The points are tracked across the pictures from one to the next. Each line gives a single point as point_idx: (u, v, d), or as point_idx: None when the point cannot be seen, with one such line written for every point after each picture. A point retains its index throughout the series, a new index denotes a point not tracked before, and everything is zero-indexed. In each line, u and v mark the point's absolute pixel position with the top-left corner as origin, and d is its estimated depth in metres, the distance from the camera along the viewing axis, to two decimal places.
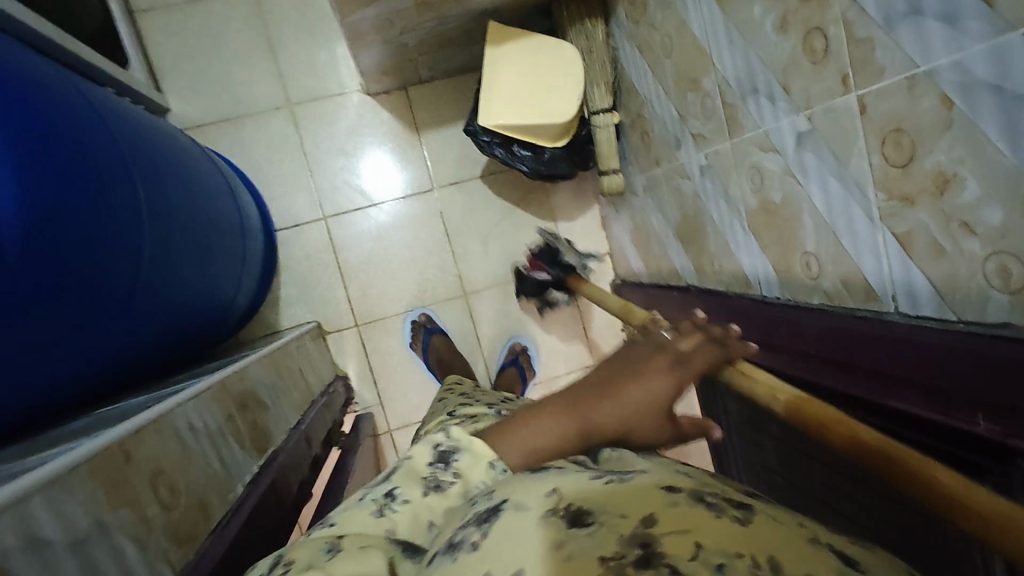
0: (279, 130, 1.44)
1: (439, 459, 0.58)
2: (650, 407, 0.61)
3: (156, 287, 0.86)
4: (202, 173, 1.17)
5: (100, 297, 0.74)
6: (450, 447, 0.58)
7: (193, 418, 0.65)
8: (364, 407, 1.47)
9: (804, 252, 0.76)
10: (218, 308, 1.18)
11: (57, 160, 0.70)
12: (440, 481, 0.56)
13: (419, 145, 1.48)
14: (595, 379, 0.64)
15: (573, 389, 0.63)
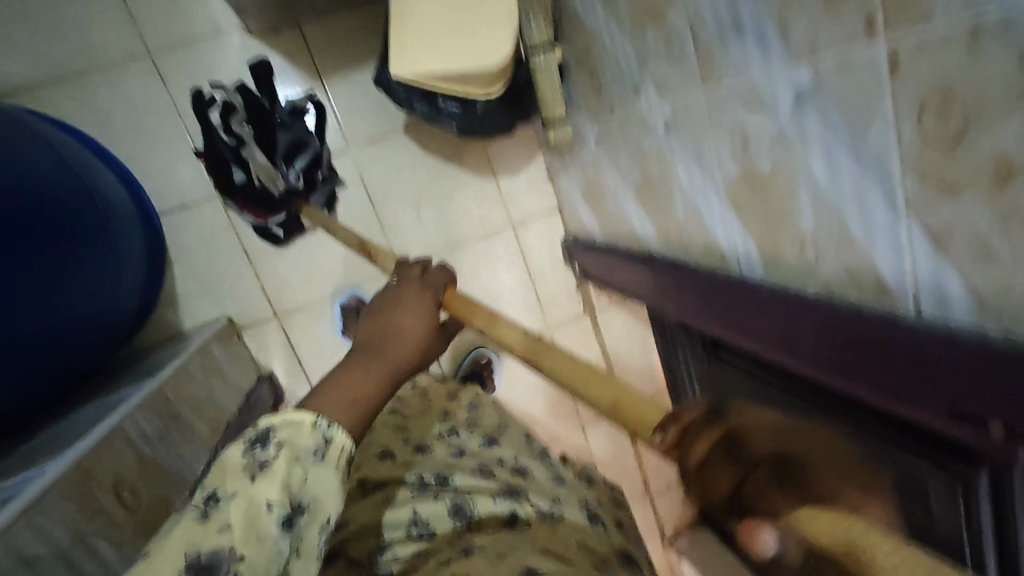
0: (141, 86, 1.14)
1: (255, 440, 0.47)
2: (426, 320, 0.67)
3: None
4: (29, 155, 0.91)
5: None
6: (262, 428, 0.48)
7: (32, 543, 0.48)
8: (298, 405, 1.31)
9: (797, 234, 0.64)
10: (87, 324, 0.97)
11: None
12: (262, 462, 0.46)
13: (325, 95, 1.23)
14: (365, 330, 0.64)
15: (358, 352, 0.60)
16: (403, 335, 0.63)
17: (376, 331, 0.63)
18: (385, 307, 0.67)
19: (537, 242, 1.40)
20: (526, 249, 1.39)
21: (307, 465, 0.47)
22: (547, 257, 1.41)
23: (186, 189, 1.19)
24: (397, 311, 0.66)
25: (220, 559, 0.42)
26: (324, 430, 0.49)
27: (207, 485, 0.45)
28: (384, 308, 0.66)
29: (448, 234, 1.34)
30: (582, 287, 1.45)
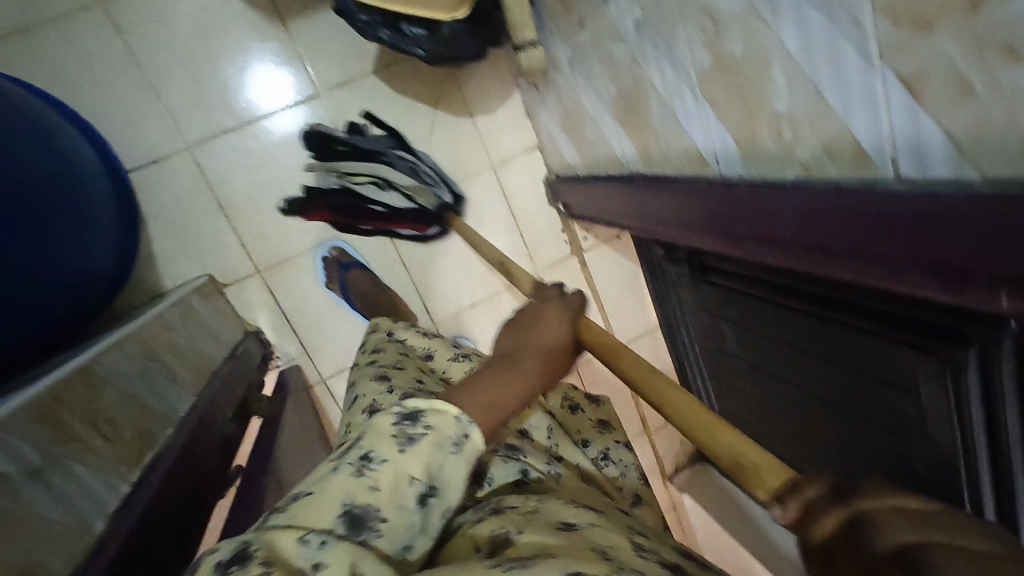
0: (96, 38, 1.10)
1: (405, 416, 0.55)
2: (561, 339, 0.71)
3: None
4: None
5: None
6: (411, 409, 0.55)
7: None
8: (287, 361, 1.30)
9: (773, 116, 0.62)
10: (54, 279, 0.94)
11: None
12: (409, 436, 0.53)
13: (289, 39, 1.19)
14: (506, 342, 0.69)
15: (506, 359, 0.66)
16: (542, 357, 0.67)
17: (513, 340, 0.69)
18: (528, 323, 0.71)
19: (518, 183, 1.37)
20: (507, 191, 1.37)
21: (445, 454, 0.54)
22: (529, 198, 1.39)
23: (153, 144, 1.16)
24: (537, 327, 0.71)
25: (364, 516, 0.49)
26: (465, 426, 0.56)
27: (363, 445, 0.53)
28: (527, 324, 0.71)
29: (426, 179, 1.32)
30: (568, 227, 1.43)
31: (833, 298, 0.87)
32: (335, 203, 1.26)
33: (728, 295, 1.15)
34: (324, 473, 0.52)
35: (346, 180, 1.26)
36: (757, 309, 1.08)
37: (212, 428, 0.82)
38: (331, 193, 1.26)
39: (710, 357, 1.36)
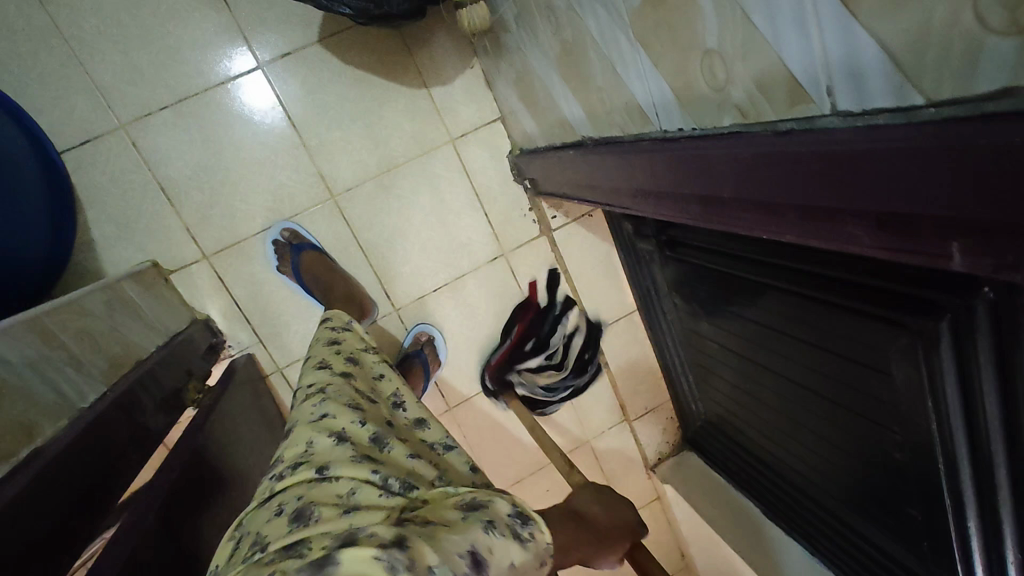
0: (21, 12, 1.05)
1: (518, 513, 0.59)
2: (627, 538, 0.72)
3: None
4: None
5: None
6: (522, 512, 0.59)
7: None
8: (240, 350, 1.24)
9: (704, 51, 0.54)
10: None
11: None
12: (518, 533, 0.57)
13: (225, 8, 1.12)
14: (593, 507, 0.71)
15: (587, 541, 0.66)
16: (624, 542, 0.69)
17: (597, 514, 0.70)
18: (613, 505, 0.72)
19: (481, 158, 1.30)
20: (469, 167, 1.29)
21: (532, 561, 0.57)
22: (493, 174, 1.31)
23: (86, 122, 1.11)
24: (620, 513, 0.71)
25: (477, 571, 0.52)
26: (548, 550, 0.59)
27: (483, 515, 0.57)
28: (606, 503, 0.72)
29: (381, 156, 1.24)
30: (536, 205, 1.35)
31: (797, 270, 0.78)
32: (523, 326, 1.40)
33: (697, 272, 1.06)
34: (443, 511, 0.57)
35: (541, 333, 1.41)
36: (725, 286, 0.99)
37: (123, 416, 0.77)
38: (535, 347, 1.42)
39: (688, 340, 1.27)
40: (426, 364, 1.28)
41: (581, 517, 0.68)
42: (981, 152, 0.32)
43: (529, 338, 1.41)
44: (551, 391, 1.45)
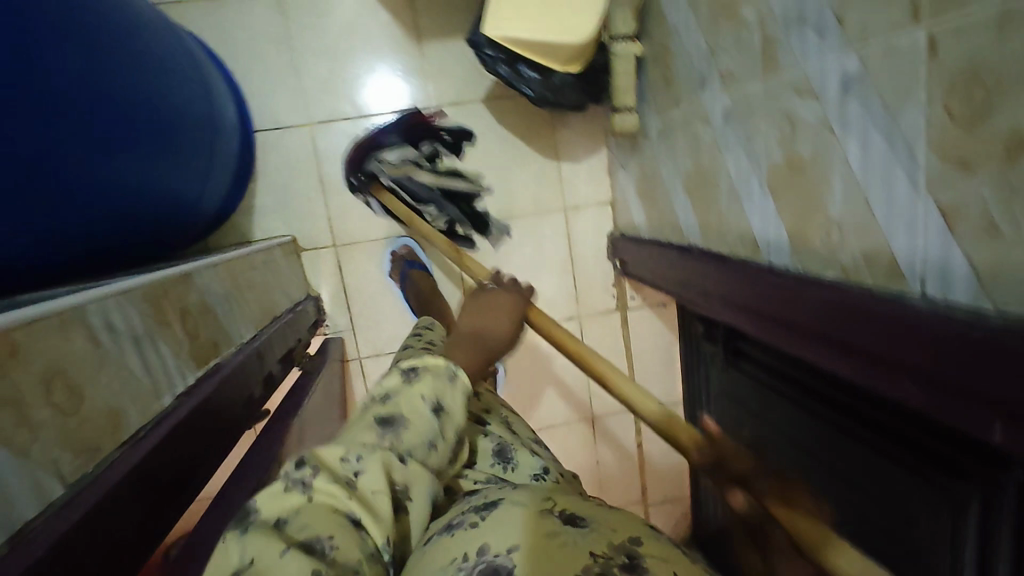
0: (267, 21, 1.30)
1: (409, 368, 0.66)
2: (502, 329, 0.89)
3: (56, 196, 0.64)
4: (175, 51, 1.00)
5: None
6: (408, 364, 0.66)
7: (114, 317, 0.58)
8: (334, 332, 1.41)
9: (825, 216, 0.68)
10: (188, 205, 1.07)
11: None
12: (411, 377, 0.64)
13: (419, 55, 1.35)
14: (478, 323, 0.89)
15: (472, 342, 0.81)
16: (508, 323, 0.91)
17: (473, 327, 0.87)
18: (484, 308, 0.94)
19: (584, 230, 1.46)
20: (572, 234, 1.46)
21: (444, 383, 0.66)
22: (590, 246, 1.47)
23: (276, 92, 1.33)
24: (502, 314, 0.94)
25: (392, 422, 0.60)
26: (452, 369, 0.68)
27: (382, 389, 0.63)
28: (485, 313, 0.92)
29: (502, 205, 1.43)
30: (619, 282, 1.50)
31: (846, 406, 0.88)
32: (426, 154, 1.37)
33: (752, 382, 1.17)
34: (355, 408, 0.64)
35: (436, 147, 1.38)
36: (774, 402, 1.09)
37: (263, 360, 0.93)
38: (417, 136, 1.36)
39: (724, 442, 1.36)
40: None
41: (474, 333, 0.85)
42: (1006, 334, 0.46)
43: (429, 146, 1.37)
44: (417, 202, 1.38)
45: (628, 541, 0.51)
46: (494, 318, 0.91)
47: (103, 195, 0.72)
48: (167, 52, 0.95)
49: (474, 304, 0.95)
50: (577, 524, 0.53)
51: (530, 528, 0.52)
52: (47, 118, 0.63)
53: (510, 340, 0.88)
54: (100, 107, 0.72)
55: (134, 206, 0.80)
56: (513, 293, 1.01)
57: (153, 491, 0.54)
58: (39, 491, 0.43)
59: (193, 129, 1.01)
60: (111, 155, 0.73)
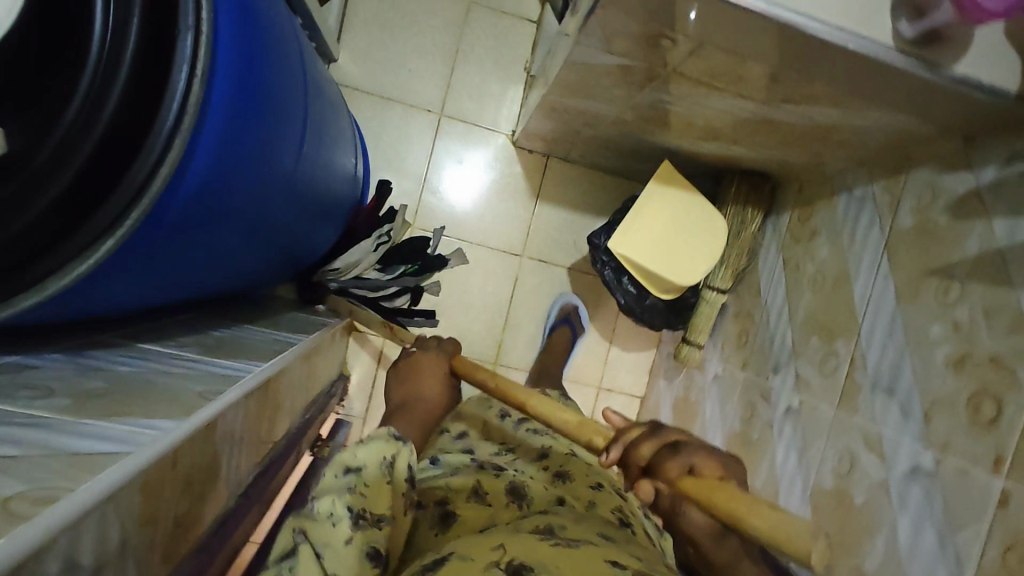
0: (418, 131, 1.41)
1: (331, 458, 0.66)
2: (434, 385, 1.01)
3: (199, 277, 0.74)
4: (341, 147, 1.11)
5: (161, 285, 0.67)
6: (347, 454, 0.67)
7: (232, 421, 0.61)
8: (346, 414, 1.41)
9: (858, 566, 0.74)
10: (285, 271, 1.12)
11: (222, 183, 0.63)
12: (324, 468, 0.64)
13: (531, 210, 1.46)
14: (405, 389, 0.99)
15: (407, 411, 0.94)
16: (432, 386, 1.00)
17: (410, 387, 0.99)
18: (411, 372, 1.02)
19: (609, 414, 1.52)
20: (597, 414, 1.51)
21: (353, 447, 0.64)
22: None
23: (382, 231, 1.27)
24: (420, 374, 1.01)
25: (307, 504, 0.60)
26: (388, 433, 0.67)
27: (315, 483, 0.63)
28: (418, 371, 1.02)
29: None
30: None
31: None
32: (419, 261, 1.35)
33: None
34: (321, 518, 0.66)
35: (401, 266, 1.31)
36: None
37: (294, 453, 0.94)
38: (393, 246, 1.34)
39: None
40: (572, 330, 1.42)
41: (398, 407, 0.95)
42: None
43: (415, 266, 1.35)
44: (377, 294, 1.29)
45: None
46: (420, 377, 1.00)
47: (257, 252, 0.87)
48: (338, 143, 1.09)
49: (395, 374, 1.03)
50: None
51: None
52: (242, 231, 0.75)
53: (437, 402, 0.99)
54: (274, 216, 0.84)
55: (266, 256, 0.93)
56: (434, 352, 1.06)
57: None
58: None
59: (329, 208, 1.11)
60: (254, 248, 0.85)
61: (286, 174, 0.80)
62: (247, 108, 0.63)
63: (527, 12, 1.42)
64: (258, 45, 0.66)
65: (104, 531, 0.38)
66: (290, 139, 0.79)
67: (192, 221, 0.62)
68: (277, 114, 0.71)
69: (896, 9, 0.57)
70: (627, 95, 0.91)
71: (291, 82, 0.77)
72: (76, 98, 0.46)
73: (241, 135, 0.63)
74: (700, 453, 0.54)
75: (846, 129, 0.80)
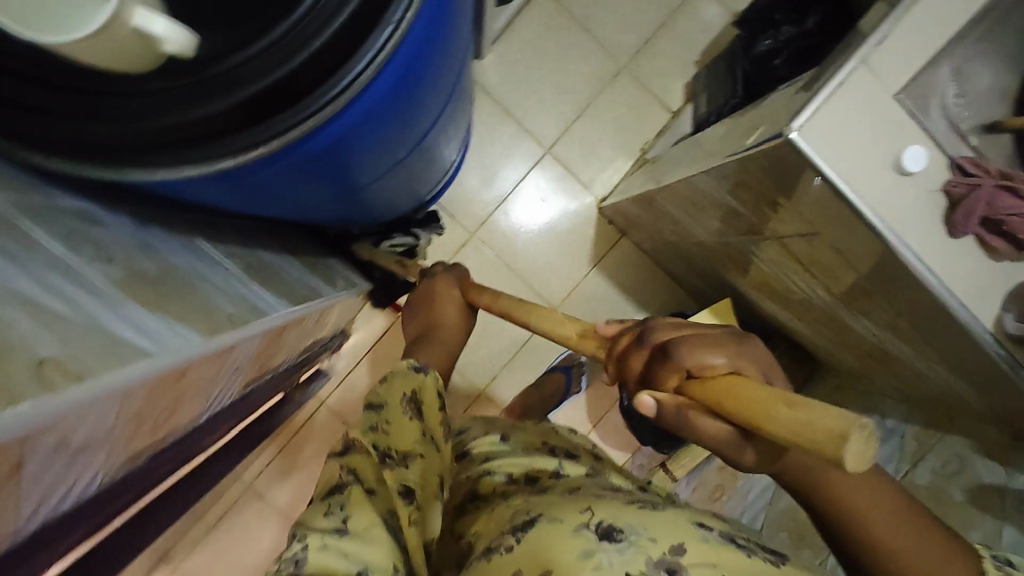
0: (521, 155, 1.44)
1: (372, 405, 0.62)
2: (455, 321, 0.82)
3: (293, 201, 0.77)
4: (455, 135, 1.13)
5: (259, 196, 0.70)
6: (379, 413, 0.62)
7: (240, 351, 0.63)
8: (329, 368, 1.42)
9: None
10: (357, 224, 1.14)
11: (362, 135, 0.65)
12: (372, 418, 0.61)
13: (585, 272, 1.46)
14: (421, 322, 0.83)
15: (417, 347, 0.77)
16: (456, 308, 0.84)
17: (413, 326, 0.83)
18: (426, 301, 0.85)
19: None
20: None
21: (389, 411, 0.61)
22: None
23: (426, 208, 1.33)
24: (436, 303, 0.84)
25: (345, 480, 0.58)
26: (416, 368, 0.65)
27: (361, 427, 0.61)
28: (424, 303, 0.85)
29: None
30: None
31: None
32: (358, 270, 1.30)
33: None
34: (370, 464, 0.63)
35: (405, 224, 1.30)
36: None
37: (272, 389, 0.95)
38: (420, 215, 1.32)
39: None
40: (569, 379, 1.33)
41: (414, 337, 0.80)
42: None
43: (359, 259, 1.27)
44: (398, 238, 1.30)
45: (671, 552, 0.45)
46: (438, 307, 0.83)
47: (348, 198, 0.89)
48: (455, 128, 1.10)
49: (408, 310, 0.87)
50: (613, 539, 0.46)
51: (559, 547, 0.47)
52: (350, 176, 0.77)
53: (466, 320, 0.84)
54: (379, 174, 0.86)
55: (351, 205, 0.96)
56: (438, 275, 0.89)
57: (125, 495, 0.56)
58: (87, 489, 0.46)
59: (415, 187, 1.13)
60: (347, 194, 0.87)
61: (412, 139, 0.82)
62: (408, 74, 0.62)
63: (668, 100, 1.45)
64: (449, 28, 0.67)
65: (102, 418, 0.40)
66: (427, 110, 0.78)
67: (321, 158, 0.65)
68: (430, 85, 0.71)
69: (1008, 300, 0.58)
70: (725, 230, 0.92)
71: (453, 61, 0.76)
72: (276, 30, 0.46)
73: (391, 97, 0.62)
74: (710, 347, 0.43)
75: (908, 366, 0.80)
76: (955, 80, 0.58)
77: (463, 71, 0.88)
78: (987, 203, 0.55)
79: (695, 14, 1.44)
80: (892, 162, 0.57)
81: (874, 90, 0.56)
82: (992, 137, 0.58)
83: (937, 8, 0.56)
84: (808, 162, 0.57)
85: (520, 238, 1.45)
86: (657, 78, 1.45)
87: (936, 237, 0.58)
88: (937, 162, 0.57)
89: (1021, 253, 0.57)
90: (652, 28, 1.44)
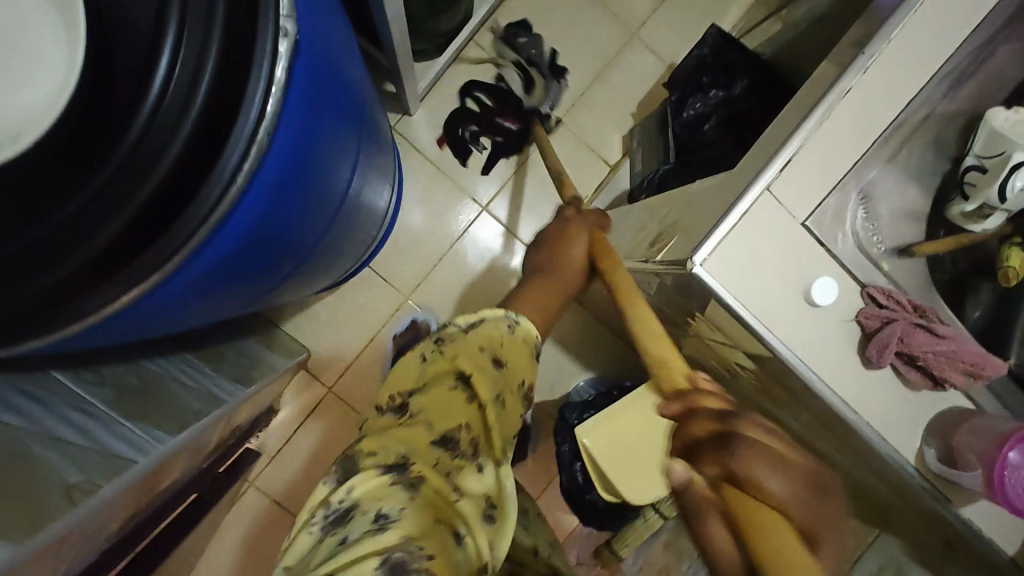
0: (457, 212, 1.38)
1: (468, 323, 0.58)
2: (573, 271, 0.72)
3: (198, 327, 0.67)
4: (377, 193, 1.04)
5: (150, 338, 0.60)
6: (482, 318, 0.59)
7: (90, 523, 0.55)
8: (257, 449, 1.32)
9: None
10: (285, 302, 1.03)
11: (255, 252, 0.56)
12: (467, 326, 0.58)
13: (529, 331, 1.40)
14: (542, 258, 0.73)
15: (549, 283, 0.70)
16: (576, 272, 0.72)
17: (537, 264, 0.73)
18: (555, 240, 0.74)
19: None
20: None
21: (494, 333, 0.58)
22: None
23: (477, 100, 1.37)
24: (565, 243, 0.74)
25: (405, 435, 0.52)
26: (512, 319, 0.61)
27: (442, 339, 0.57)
28: (552, 247, 0.73)
29: None
30: None
31: None
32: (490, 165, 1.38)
33: None
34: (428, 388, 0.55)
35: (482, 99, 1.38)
36: None
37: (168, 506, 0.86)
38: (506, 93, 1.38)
39: None
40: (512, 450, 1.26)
41: (537, 271, 0.72)
42: None
43: (512, 123, 1.37)
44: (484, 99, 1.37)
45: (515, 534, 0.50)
46: (559, 259, 0.72)
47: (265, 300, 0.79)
48: (377, 189, 1.01)
49: (536, 243, 0.76)
50: None
51: None
52: (261, 289, 0.67)
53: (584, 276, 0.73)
54: (297, 272, 0.76)
55: (272, 301, 0.85)
56: (581, 222, 0.75)
57: None
58: None
59: (339, 263, 1.05)
60: (265, 299, 0.77)
61: (324, 229, 0.72)
62: (288, 186, 0.54)
63: (606, 153, 1.41)
64: (332, 105, 0.58)
65: None
66: (335, 194, 0.69)
67: (209, 291, 0.55)
68: (325, 175, 0.61)
69: (928, 435, 0.54)
70: (655, 316, 0.87)
71: (353, 133, 0.67)
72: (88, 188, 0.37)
73: (276, 215, 0.54)
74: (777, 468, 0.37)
75: (844, 466, 0.76)
76: (862, 203, 0.54)
77: (367, 134, 0.79)
78: (901, 338, 0.51)
79: (629, 64, 1.41)
80: (801, 294, 0.53)
81: (778, 219, 0.52)
82: (903, 261, 0.55)
83: (837, 129, 0.52)
84: (714, 296, 0.52)
85: (459, 300, 1.38)
86: (594, 130, 1.41)
87: (852, 371, 0.53)
88: (850, 292, 0.53)
89: (939, 387, 0.53)
90: (587, 78, 1.41)
